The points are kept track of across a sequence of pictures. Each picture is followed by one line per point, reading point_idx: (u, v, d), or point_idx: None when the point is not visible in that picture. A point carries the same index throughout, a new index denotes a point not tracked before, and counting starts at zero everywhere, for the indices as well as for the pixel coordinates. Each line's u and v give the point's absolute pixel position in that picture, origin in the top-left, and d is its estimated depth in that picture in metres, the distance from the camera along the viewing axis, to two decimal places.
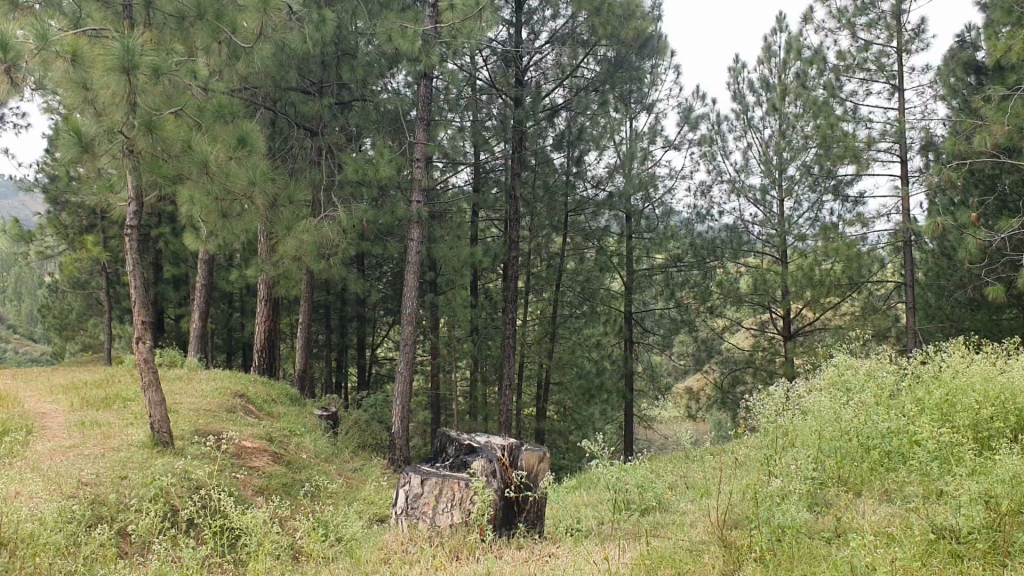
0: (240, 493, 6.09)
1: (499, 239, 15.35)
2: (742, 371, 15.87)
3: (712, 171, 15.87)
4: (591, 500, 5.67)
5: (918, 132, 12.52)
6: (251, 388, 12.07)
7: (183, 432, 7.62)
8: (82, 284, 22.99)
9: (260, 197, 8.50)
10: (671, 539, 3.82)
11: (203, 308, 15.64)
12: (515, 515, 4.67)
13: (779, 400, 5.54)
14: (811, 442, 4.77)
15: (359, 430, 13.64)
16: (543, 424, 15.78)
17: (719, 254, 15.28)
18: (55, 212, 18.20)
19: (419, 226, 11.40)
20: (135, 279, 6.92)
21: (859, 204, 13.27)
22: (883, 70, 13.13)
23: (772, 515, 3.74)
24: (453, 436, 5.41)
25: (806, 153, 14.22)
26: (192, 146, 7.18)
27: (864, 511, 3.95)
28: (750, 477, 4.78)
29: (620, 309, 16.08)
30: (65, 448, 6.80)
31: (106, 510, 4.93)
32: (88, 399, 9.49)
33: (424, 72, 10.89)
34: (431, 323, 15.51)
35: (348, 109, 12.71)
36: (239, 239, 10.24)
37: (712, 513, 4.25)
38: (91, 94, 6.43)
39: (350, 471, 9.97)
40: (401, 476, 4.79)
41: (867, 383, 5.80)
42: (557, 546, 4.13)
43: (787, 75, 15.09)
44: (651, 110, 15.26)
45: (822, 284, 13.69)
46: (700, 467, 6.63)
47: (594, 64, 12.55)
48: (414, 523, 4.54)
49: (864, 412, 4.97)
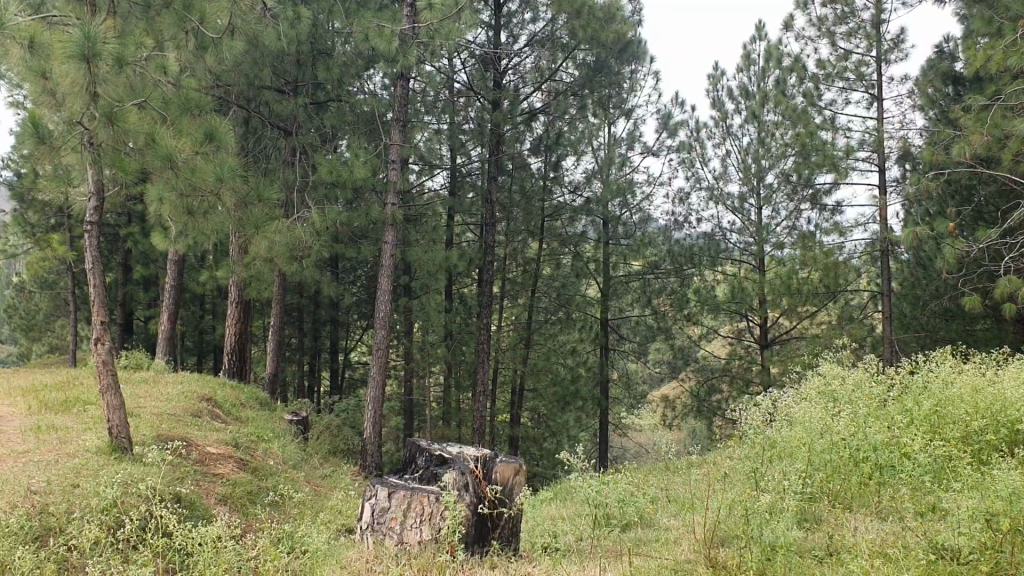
0: (198, 504, 5.79)
1: (475, 243, 15.12)
2: (717, 379, 15.65)
3: (690, 177, 15.75)
4: (569, 514, 5.44)
5: (896, 142, 12.42)
6: (219, 392, 11.75)
7: (144, 437, 7.31)
8: (49, 284, 22.52)
9: (229, 195, 8.18)
10: (653, 558, 3.58)
11: (171, 311, 15.25)
12: (488, 532, 4.43)
13: (765, 411, 5.32)
14: (799, 455, 4.55)
15: (331, 435, 13.36)
16: (517, 432, 15.54)
17: (697, 262, 14.95)
18: (21, 210, 17.75)
19: (395, 229, 11.16)
20: (94, 277, 6.59)
21: (837, 213, 13.16)
22: (863, 79, 13.05)
23: (762, 532, 3.51)
24: (423, 446, 5.16)
25: (784, 160, 14.11)
26: (156, 138, 6.87)
27: (857, 530, 3.73)
28: (736, 491, 4.55)
29: (596, 315, 15.88)
30: (16, 454, 6.47)
31: (54, 522, 4.63)
32: (46, 402, 9.14)
33: (400, 72, 10.64)
34: (405, 328, 15.26)
35: (324, 110, 12.44)
36: (208, 238, 9.92)
37: (698, 530, 4.02)
38: (51, 83, 6.20)
39: (319, 478, 9.66)
40: (368, 489, 4.49)
41: (859, 397, 5.57)
42: (534, 566, 3.86)
43: (766, 83, 15.03)
44: (630, 115, 15.13)
45: (799, 293, 13.30)
46: (681, 479, 6.41)
47: (573, 69, 12.37)
48: (380, 540, 4.25)
49: (852, 423, 4.77)
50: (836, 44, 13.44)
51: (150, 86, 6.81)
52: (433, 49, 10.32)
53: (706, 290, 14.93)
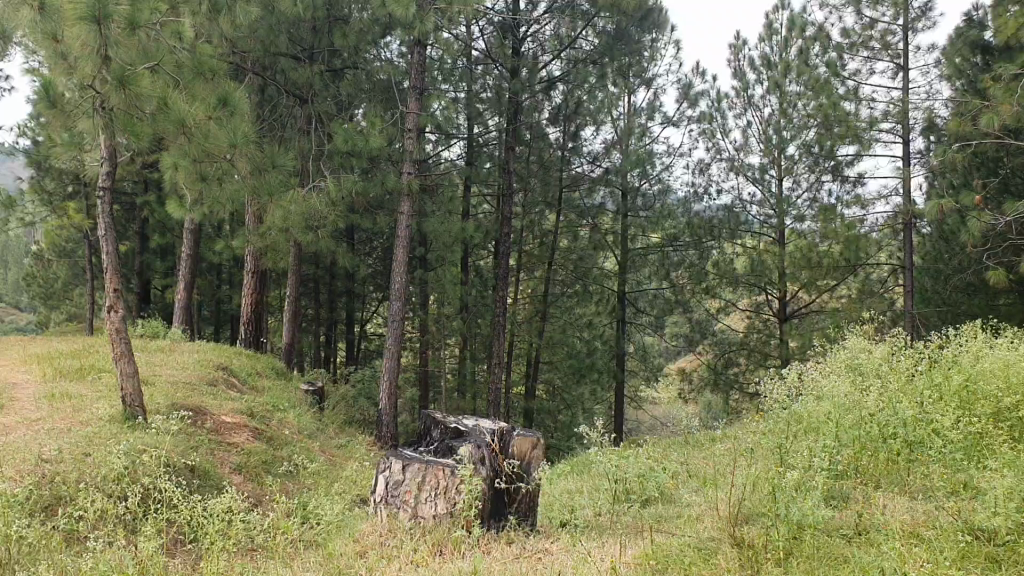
0: (211, 476, 5.73)
1: (492, 214, 14.99)
2: (736, 353, 15.59)
3: (710, 149, 15.51)
4: (587, 488, 5.36)
5: (922, 113, 12.13)
6: (236, 361, 11.72)
7: (159, 406, 7.27)
8: (68, 253, 22.60)
9: (244, 162, 8.04)
10: (674, 536, 3.46)
11: (187, 280, 15.20)
12: (505, 506, 4.31)
13: (792, 385, 5.16)
14: (827, 431, 4.39)
15: (346, 405, 13.36)
16: (532, 404, 15.50)
17: (716, 235, 14.70)
18: (38, 178, 17.72)
19: (411, 199, 11.04)
20: (107, 244, 6.48)
21: (860, 184, 12.90)
22: (887, 48, 12.77)
23: (788, 510, 3.38)
24: (439, 419, 5.04)
25: (806, 131, 13.84)
26: (169, 103, 6.69)
27: (883, 507, 3.59)
28: (760, 468, 4.41)
29: (613, 288, 15.74)
30: (29, 422, 6.44)
31: (66, 490, 4.57)
32: (62, 369, 9.13)
33: (417, 39, 10.46)
34: (420, 299, 15.17)
35: (341, 78, 12.26)
36: (224, 207, 9.83)
37: (722, 507, 3.90)
38: (62, 47, 6.08)
39: (335, 448, 9.62)
40: (381, 461, 4.38)
41: (886, 372, 5.40)
42: (552, 542, 3.73)
43: (788, 53, 14.72)
44: (649, 85, 14.88)
45: (818, 266, 13.09)
46: (701, 454, 6.31)
47: (593, 36, 12.15)
48: (393, 513, 4.14)
49: (882, 398, 4.60)
50: (862, 12, 13.11)
51: (161, 48, 6.64)
52: (450, 16, 10.13)
53: (726, 262, 14.77)
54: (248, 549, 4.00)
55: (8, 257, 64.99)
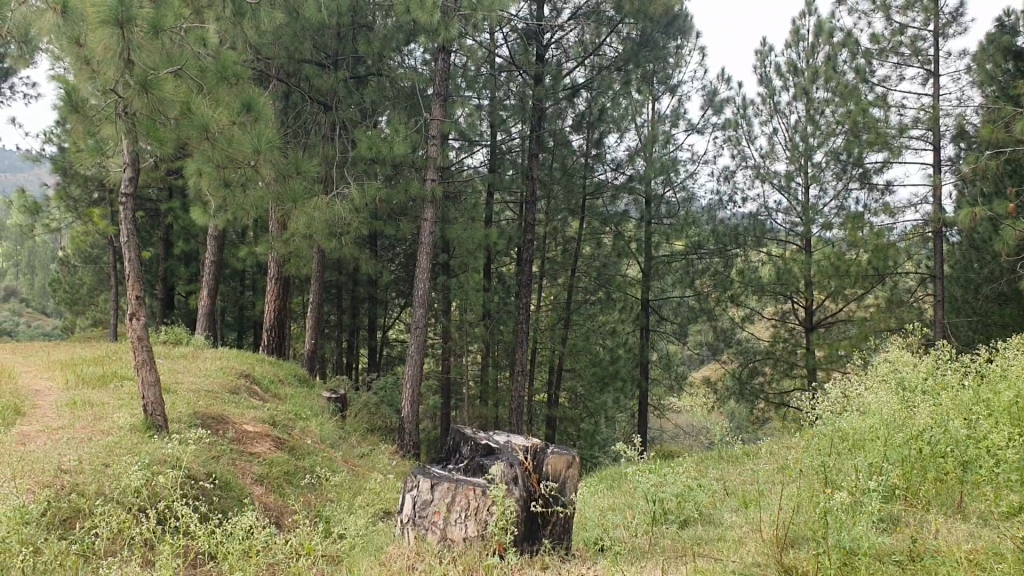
0: (232, 490, 5.61)
1: (515, 221, 14.87)
2: (761, 362, 15.39)
3: (736, 156, 15.31)
4: (619, 507, 5.20)
5: (953, 119, 11.87)
6: (258, 368, 11.64)
7: (180, 414, 7.17)
8: (92, 259, 22.71)
9: (268, 167, 7.93)
10: (717, 561, 3.29)
11: (211, 286, 15.16)
12: (539, 529, 4.16)
13: (835, 399, 4.97)
14: (873, 449, 4.20)
15: (369, 413, 13.25)
16: (555, 413, 15.32)
17: (741, 242, 14.71)
18: (64, 184, 17.78)
19: (435, 206, 10.93)
20: (130, 251, 6.38)
21: (889, 192, 12.64)
22: (917, 54, 12.53)
23: (838, 534, 3.20)
24: (469, 435, 4.92)
25: (833, 138, 13.62)
26: (192, 108, 6.58)
27: (937, 531, 3.40)
28: (803, 488, 4.24)
29: (637, 296, 15.48)
30: (50, 431, 6.35)
31: (83, 503, 4.46)
32: (84, 376, 9.08)
33: (441, 46, 10.33)
34: (443, 307, 15.04)
35: (366, 84, 12.15)
36: (247, 214, 9.75)
37: (765, 530, 3.71)
38: (85, 51, 6.00)
39: (357, 458, 9.50)
40: (409, 480, 4.23)
41: (931, 388, 5.16)
42: (589, 567, 3.58)
43: (815, 59, 14.50)
44: (674, 92, 14.70)
45: (846, 275, 12.81)
46: (735, 470, 6.12)
47: (618, 43, 11.93)
48: (422, 535, 3.99)
49: (930, 413, 4.38)
50: (891, 17, 12.86)
51: (184, 52, 6.52)
52: (475, 23, 9.98)
53: (751, 271, 14.63)
54: (270, 571, 3.84)
55: (36, 264, 65.53)
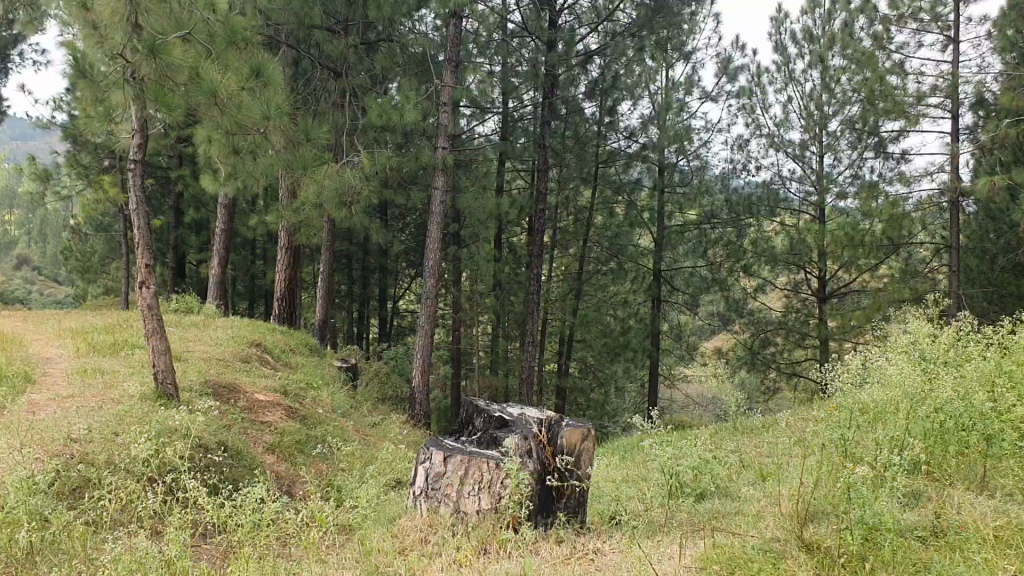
0: (242, 460, 5.57)
1: (526, 189, 14.75)
2: (773, 333, 15.40)
3: (750, 124, 15.11)
4: (633, 480, 5.14)
5: (973, 87, 11.64)
6: (269, 337, 11.61)
7: (191, 382, 7.14)
8: (104, 227, 22.72)
9: (277, 134, 7.80)
10: (736, 536, 3.23)
11: (222, 255, 15.10)
12: (553, 501, 4.11)
13: (857, 370, 4.87)
14: (894, 422, 4.12)
15: (380, 383, 13.25)
16: (566, 383, 15.28)
17: (754, 212, 14.37)
18: (75, 151, 17.70)
19: (445, 175, 10.82)
20: (139, 218, 6.29)
21: (905, 161, 12.42)
22: (937, 20, 12.26)
23: (857, 508, 3.13)
24: (482, 406, 4.86)
25: (849, 106, 13.40)
26: (201, 72, 6.42)
27: (962, 507, 3.31)
28: (822, 461, 4.16)
29: (649, 266, 15.32)
30: (59, 399, 6.32)
31: (94, 472, 4.42)
32: (95, 344, 9.06)
33: (453, 11, 10.18)
34: (453, 276, 14.95)
35: (377, 51, 11.99)
36: (257, 182, 9.66)
37: (784, 504, 3.65)
38: (93, 15, 5.83)
39: (368, 427, 9.47)
40: (421, 451, 4.16)
41: (954, 361, 5.01)
42: (605, 542, 3.52)
43: (832, 26, 14.24)
44: (688, 59, 14.47)
45: (861, 245, 12.57)
46: (749, 443, 6.06)
47: (631, 9, 11.74)
48: (435, 507, 3.93)
49: (954, 387, 4.28)
50: None
51: (191, 16, 6.37)
52: None
53: (763, 241, 14.59)
54: (280, 547, 3.77)
55: (49, 232, 65.77)
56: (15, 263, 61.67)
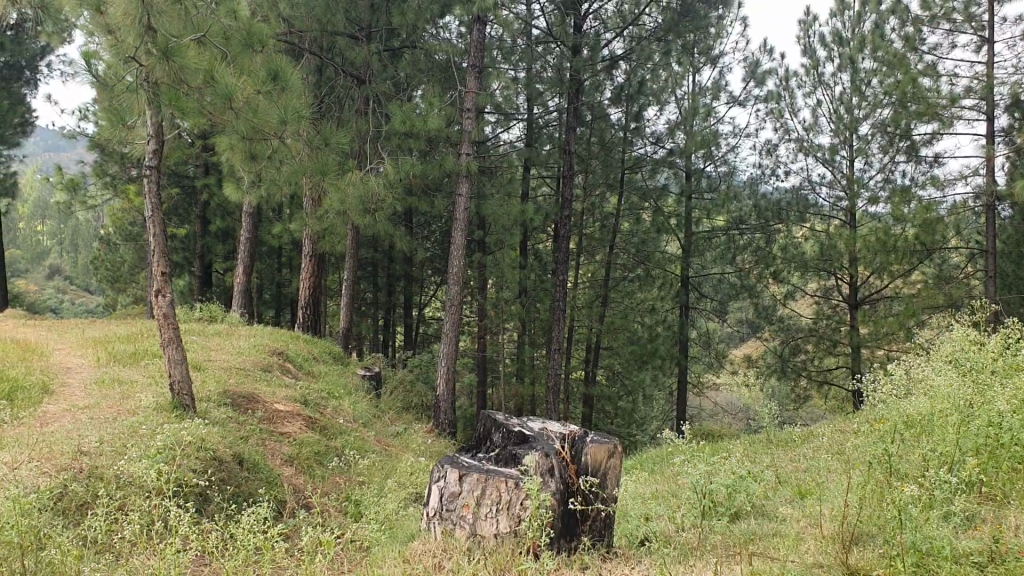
0: (256, 473, 5.39)
1: (551, 196, 14.54)
2: (804, 339, 15.12)
3: (779, 129, 14.81)
4: (663, 496, 4.93)
5: (1008, 88, 11.29)
6: (292, 345, 11.49)
7: (209, 392, 7.01)
8: (132, 237, 22.79)
9: (296, 139, 7.64)
10: (774, 561, 2.99)
11: (246, 264, 15.00)
12: (577, 524, 3.89)
13: (899, 380, 4.61)
14: (943, 436, 3.87)
15: (404, 390, 13.10)
16: (592, 391, 15.05)
17: (784, 216, 14.18)
18: (102, 161, 17.71)
19: (469, 181, 10.64)
20: (154, 225, 6.11)
21: (937, 165, 12.09)
22: (971, 21, 11.93)
23: (907, 533, 2.86)
24: (500, 421, 4.64)
25: (879, 109, 13.08)
26: (216, 76, 6.23)
27: (1020, 530, 3.05)
28: (864, 480, 3.91)
29: (675, 274, 15.04)
30: (75, 410, 6.20)
31: (103, 486, 4.30)
32: (116, 354, 8.95)
33: (476, 16, 10.01)
34: (478, 283, 14.77)
35: (400, 57, 11.80)
36: (278, 189, 9.52)
37: (825, 526, 3.43)
38: (107, 19, 5.70)
39: (391, 437, 9.29)
40: (436, 469, 3.96)
41: (1003, 370, 4.73)
42: (633, 567, 3.31)
43: (862, 28, 13.92)
44: (715, 63, 14.19)
45: (894, 251, 12.13)
46: (781, 457, 5.82)
47: (657, 13, 11.50)
48: (449, 530, 3.73)
49: (1006, 399, 4.01)
50: None
51: (207, 18, 6.22)
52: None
53: (792, 246, 14.17)
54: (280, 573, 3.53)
55: (80, 243, 66.51)
56: (48, 272, 62.45)
